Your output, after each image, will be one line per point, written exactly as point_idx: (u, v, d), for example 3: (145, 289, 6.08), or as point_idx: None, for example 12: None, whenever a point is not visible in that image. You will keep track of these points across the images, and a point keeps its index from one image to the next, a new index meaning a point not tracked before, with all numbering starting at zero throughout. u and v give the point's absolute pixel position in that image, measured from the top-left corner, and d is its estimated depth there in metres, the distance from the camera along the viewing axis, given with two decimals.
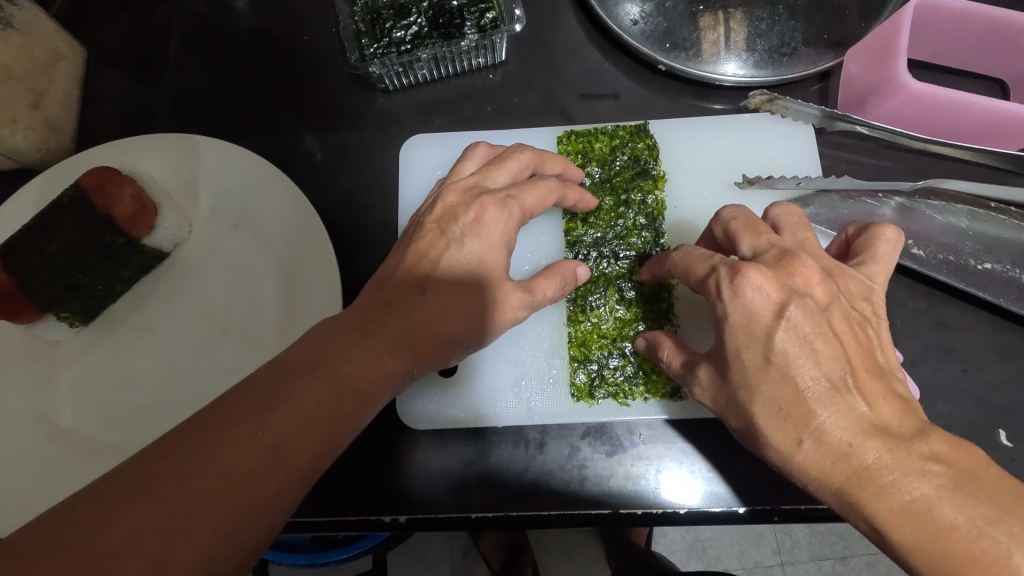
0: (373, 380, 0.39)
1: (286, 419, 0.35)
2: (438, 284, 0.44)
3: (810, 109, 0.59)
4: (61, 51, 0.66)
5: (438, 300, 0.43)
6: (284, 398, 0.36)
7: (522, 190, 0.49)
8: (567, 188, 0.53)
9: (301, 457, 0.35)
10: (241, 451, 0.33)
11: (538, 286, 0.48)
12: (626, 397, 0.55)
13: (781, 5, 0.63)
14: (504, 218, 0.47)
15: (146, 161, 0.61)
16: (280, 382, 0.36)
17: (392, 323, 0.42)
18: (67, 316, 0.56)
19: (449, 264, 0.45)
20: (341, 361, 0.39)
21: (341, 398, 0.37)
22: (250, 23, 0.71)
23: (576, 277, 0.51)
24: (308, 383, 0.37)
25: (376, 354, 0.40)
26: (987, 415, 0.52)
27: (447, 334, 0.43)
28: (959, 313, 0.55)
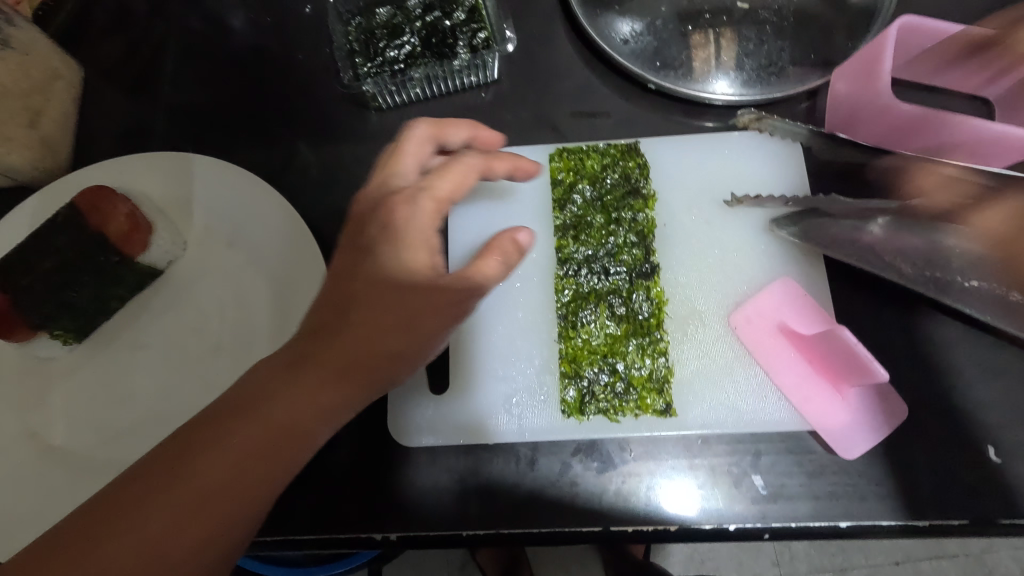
0: (306, 416, 0.42)
1: (213, 467, 0.40)
2: (368, 300, 0.43)
3: (796, 125, 0.61)
4: (58, 70, 0.67)
5: (370, 319, 0.43)
6: (213, 450, 0.40)
7: (435, 181, 0.47)
8: (492, 160, 0.51)
9: (222, 504, 0.40)
10: (174, 503, 0.39)
11: (476, 269, 0.46)
12: (617, 413, 0.55)
13: (770, 25, 0.64)
14: (415, 216, 0.45)
15: (138, 181, 0.62)
16: (209, 432, 0.41)
17: (324, 353, 0.43)
18: (61, 333, 0.57)
19: (382, 267, 0.44)
20: (270, 402, 0.42)
21: (268, 439, 0.41)
22: (247, 42, 0.72)
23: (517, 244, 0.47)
24: (236, 429, 0.41)
25: (308, 388, 0.42)
26: (975, 431, 0.53)
27: (380, 352, 0.43)
28: (948, 328, 0.56)
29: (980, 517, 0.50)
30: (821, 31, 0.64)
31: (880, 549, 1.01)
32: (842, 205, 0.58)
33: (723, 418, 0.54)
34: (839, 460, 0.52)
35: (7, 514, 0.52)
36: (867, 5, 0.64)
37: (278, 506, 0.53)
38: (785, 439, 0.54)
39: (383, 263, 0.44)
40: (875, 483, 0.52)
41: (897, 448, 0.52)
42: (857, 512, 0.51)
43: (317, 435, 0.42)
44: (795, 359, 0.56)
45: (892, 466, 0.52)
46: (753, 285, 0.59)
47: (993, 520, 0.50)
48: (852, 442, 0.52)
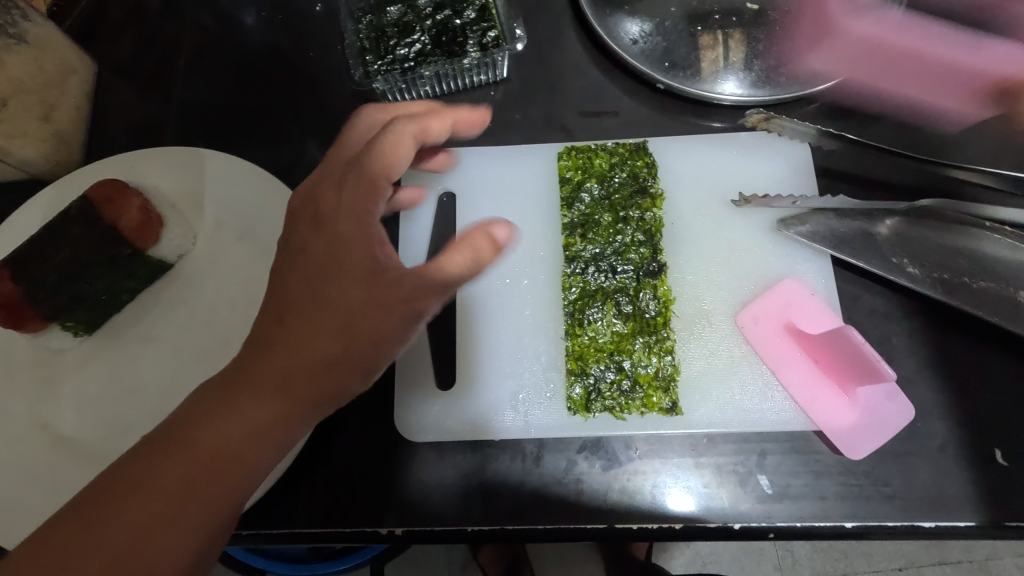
0: (246, 441, 0.41)
1: (145, 505, 0.39)
2: (301, 309, 0.42)
3: (804, 126, 0.60)
4: (73, 65, 0.68)
5: (308, 331, 0.42)
6: (146, 485, 0.39)
7: (369, 154, 0.43)
8: (428, 121, 0.46)
9: (165, 533, 0.39)
10: (103, 547, 0.38)
11: (438, 266, 0.42)
12: (623, 411, 0.55)
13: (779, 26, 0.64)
14: (346, 200, 0.43)
15: (149, 176, 0.62)
16: (140, 468, 0.40)
17: (260, 367, 0.42)
18: (72, 325, 0.57)
19: (314, 267, 0.43)
20: (206, 429, 0.41)
21: (205, 469, 0.40)
22: (258, 39, 0.73)
23: (491, 240, 0.43)
24: (172, 462, 0.40)
25: (249, 407, 0.41)
26: (983, 435, 0.52)
27: (322, 358, 0.42)
28: (956, 331, 0.56)
29: (987, 519, 0.50)
30: (830, 33, 0.64)
31: (884, 553, 1.01)
32: (850, 205, 0.59)
33: (728, 417, 0.54)
34: (845, 461, 0.52)
35: (16, 505, 0.52)
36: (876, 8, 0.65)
37: (285, 498, 0.53)
38: (790, 439, 0.54)
39: (321, 259, 0.43)
40: (880, 484, 0.52)
41: (903, 449, 0.52)
42: (863, 513, 0.51)
43: (263, 458, 0.42)
44: (804, 361, 0.56)
45: (899, 467, 0.52)
46: (760, 286, 0.59)
47: (1001, 523, 0.50)
48: (859, 443, 0.52)
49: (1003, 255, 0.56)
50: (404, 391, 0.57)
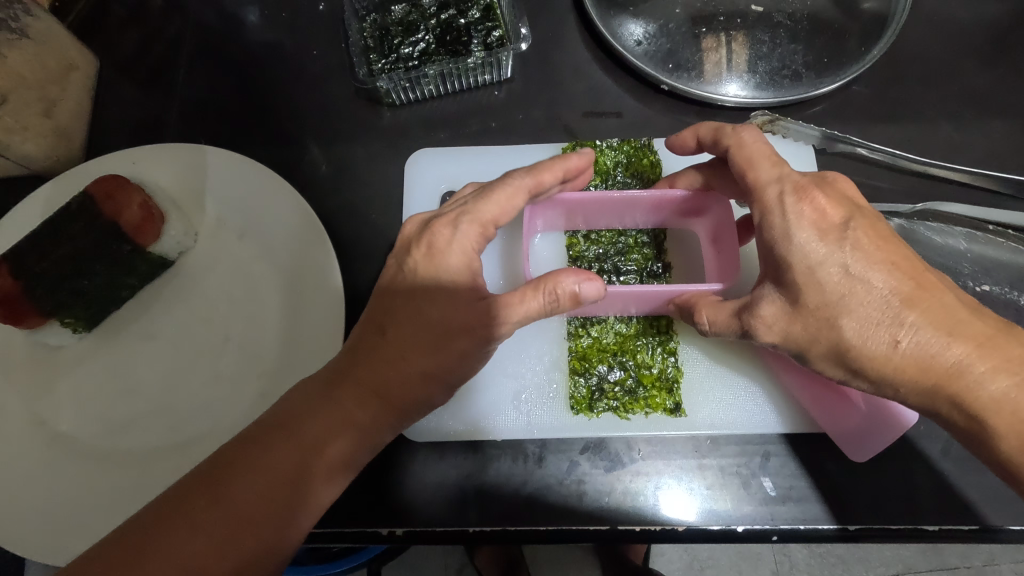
0: (342, 435, 0.43)
1: (250, 489, 0.40)
2: (402, 322, 0.44)
3: (809, 129, 0.61)
4: (74, 61, 0.67)
5: (406, 341, 0.44)
6: (252, 467, 0.41)
7: (479, 201, 0.46)
8: (541, 173, 0.47)
9: (263, 524, 0.40)
10: (207, 527, 0.38)
11: (516, 303, 0.44)
12: (627, 411, 0.54)
13: (784, 28, 0.64)
14: (458, 240, 0.45)
15: (161, 169, 0.62)
16: (240, 457, 0.41)
17: (359, 373, 0.44)
18: (71, 321, 0.56)
19: (416, 291, 0.44)
20: (306, 423, 0.43)
21: (300, 465, 0.41)
22: (261, 36, 0.72)
23: (575, 296, 0.44)
24: (273, 450, 0.41)
25: (346, 409, 0.43)
26: None
27: (418, 370, 0.43)
28: None
29: (977, 521, 0.51)
30: (836, 36, 0.64)
31: (880, 559, 1.00)
32: None
33: (733, 419, 0.54)
34: (835, 465, 0.53)
35: (9, 502, 0.52)
36: (879, 11, 0.65)
37: None
38: (791, 441, 0.54)
39: (418, 279, 0.45)
40: (873, 487, 0.52)
41: (897, 453, 0.53)
42: (859, 512, 0.51)
43: (355, 455, 0.44)
44: (805, 376, 0.53)
45: (896, 467, 0.53)
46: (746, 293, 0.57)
47: (999, 526, 0.51)
48: (863, 446, 0.52)
49: (1002, 259, 0.57)
50: None
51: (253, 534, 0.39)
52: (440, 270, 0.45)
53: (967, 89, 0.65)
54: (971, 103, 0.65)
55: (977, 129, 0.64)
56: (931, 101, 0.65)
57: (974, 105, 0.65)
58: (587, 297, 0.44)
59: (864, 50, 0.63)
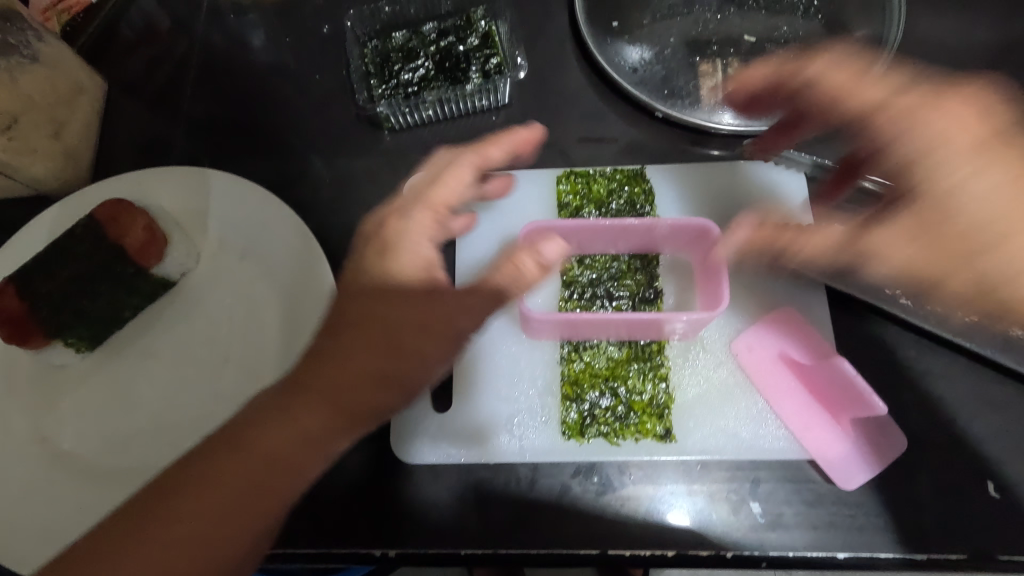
0: (298, 443, 0.45)
1: (207, 499, 0.43)
2: (352, 326, 0.47)
3: (800, 158, 0.62)
4: (84, 84, 0.69)
5: (356, 346, 0.46)
6: (213, 483, 0.44)
7: (432, 187, 0.52)
8: (484, 150, 0.54)
9: (223, 531, 0.43)
10: (173, 538, 0.43)
11: (486, 282, 0.50)
12: (617, 437, 0.54)
13: (778, 56, 0.65)
14: (413, 223, 0.51)
15: (163, 193, 0.63)
16: (196, 467, 0.44)
17: (312, 383, 0.46)
18: (75, 342, 0.57)
19: (366, 296, 0.47)
20: (263, 434, 0.45)
21: (255, 473, 0.44)
22: (265, 59, 0.74)
23: (545, 266, 0.51)
24: (226, 461, 0.44)
25: (298, 418, 0.45)
26: (978, 468, 0.52)
27: (368, 372, 0.46)
28: (951, 361, 0.55)
29: (983, 555, 0.49)
30: None
31: None
32: None
33: (721, 444, 0.54)
34: (836, 491, 0.52)
35: (12, 518, 0.53)
36: (872, 39, 0.66)
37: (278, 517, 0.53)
38: (784, 468, 0.53)
39: (370, 269, 0.49)
40: (873, 516, 0.51)
41: (902, 480, 0.52)
42: (852, 540, 0.50)
43: (314, 467, 0.45)
44: (797, 388, 0.55)
45: (891, 496, 0.51)
46: (754, 315, 0.58)
47: (995, 557, 0.49)
48: (855, 472, 0.52)
49: None
50: None
51: (215, 544, 0.43)
52: (391, 275, 0.48)
53: None
54: None
55: None
56: None
57: None
58: (554, 262, 0.51)
59: None
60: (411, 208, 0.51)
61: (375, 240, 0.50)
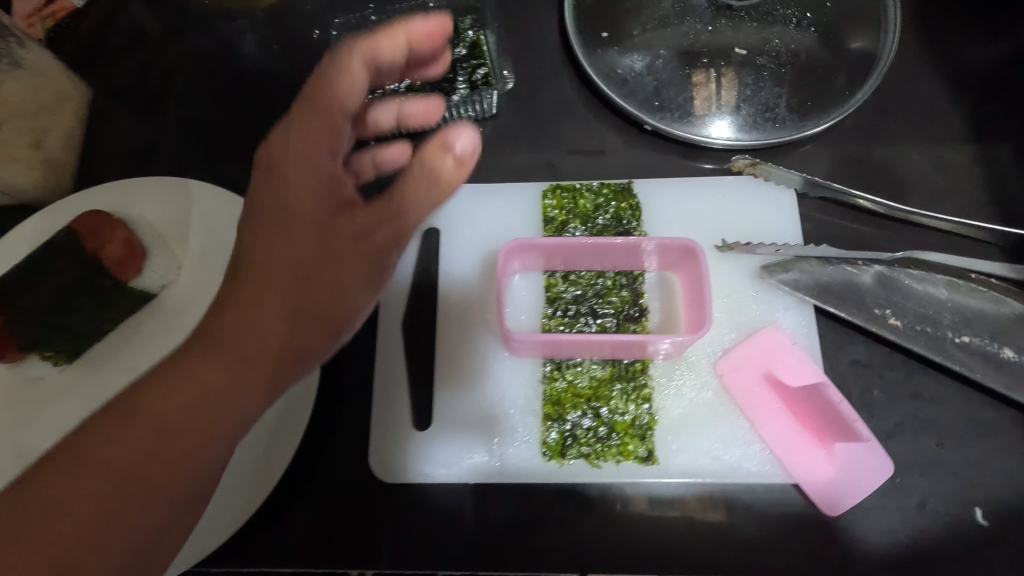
0: (204, 397, 0.40)
1: (99, 480, 0.38)
2: (259, 265, 0.42)
3: (790, 176, 0.61)
4: (67, 91, 0.68)
5: (268, 281, 0.41)
6: (92, 466, 0.38)
7: (319, 91, 0.43)
8: (374, 44, 0.45)
9: (129, 507, 0.38)
10: (61, 536, 0.36)
11: (405, 200, 0.42)
12: (598, 459, 0.53)
13: (769, 70, 0.64)
14: (304, 133, 0.43)
15: (145, 204, 0.63)
16: (79, 451, 0.38)
17: (216, 332, 0.41)
18: (52, 355, 0.57)
19: (267, 226, 0.42)
20: (152, 399, 0.39)
21: (151, 438, 0.39)
22: (252, 67, 0.73)
23: (456, 162, 0.41)
24: (114, 434, 0.38)
25: (197, 372, 0.40)
26: (964, 493, 0.51)
27: (284, 305, 0.41)
28: (938, 384, 0.55)
29: None
30: (822, 78, 0.64)
31: None
32: (833, 254, 0.58)
33: (704, 467, 0.53)
34: (821, 516, 0.51)
35: None
36: (866, 53, 0.65)
37: (255, 536, 0.52)
38: (768, 492, 0.52)
39: (268, 199, 0.43)
40: (859, 542, 0.50)
41: (889, 506, 0.51)
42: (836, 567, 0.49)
43: (224, 427, 0.40)
44: (782, 410, 0.54)
45: (877, 522, 0.51)
46: (741, 332, 0.57)
47: None
48: (839, 498, 0.51)
49: (985, 310, 0.55)
50: (378, 421, 0.56)
51: (119, 533, 0.37)
52: (283, 200, 0.42)
53: (956, 131, 0.64)
54: (962, 146, 0.64)
55: (966, 172, 0.63)
56: (919, 143, 0.64)
57: (965, 148, 0.64)
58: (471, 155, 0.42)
59: (850, 93, 0.63)
60: (289, 123, 0.44)
61: (262, 168, 0.44)
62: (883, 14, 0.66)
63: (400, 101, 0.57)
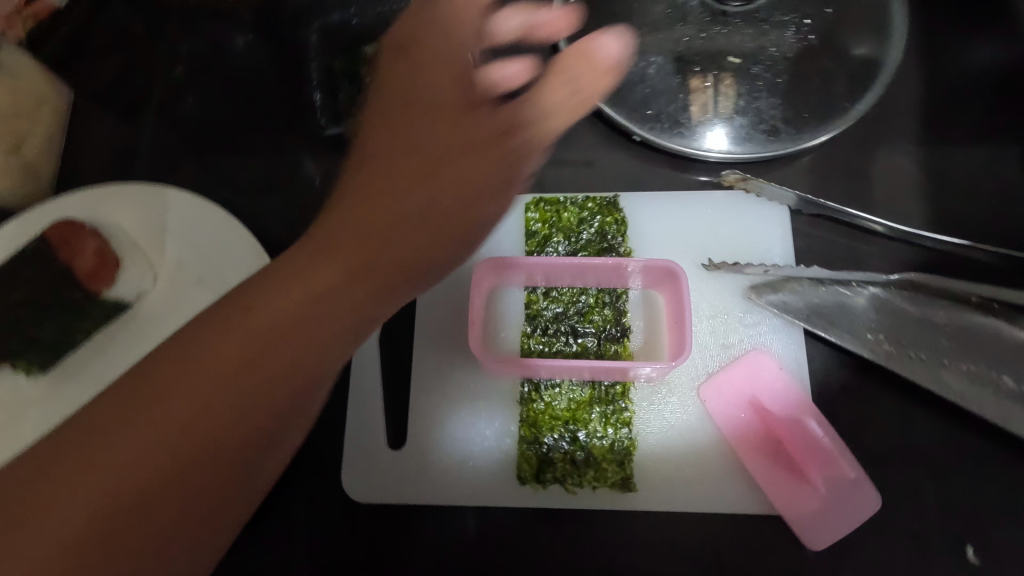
0: (315, 306, 0.36)
1: (202, 388, 0.34)
2: (385, 166, 0.39)
3: (784, 192, 0.58)
4: (46, 95, 0.67)
5: (396, 181, 0.38)
6: (185, 386, 0.34)
7: None
8: None
9: (231, 423, 0.34)
10: (155, 456, 0.33)
11: (537, 99, 0.40)
12: (574, 485, 0.51)
13: (763, 81, 0.61)
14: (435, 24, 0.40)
15: (119, 211, 0.61)
16: (177, 361, 0.34)
17: (335, 237, 0.37)
18: (25, 365, 0.56)
19: (396, 122, 0.40)
20: (266, 302, 0.36)
21: (257, 346, 0.35)
22: (234, 71, 0.72)
23: (601, 65, 0.39)
24: (220, 340, 0.35)
25: (316, 275, 0.37)
26: (953, 531, 0.49)
27: (412, 209, 0.38)
28: (931, 415, 0.52)
29: None
30: (820, 90, 0.61)
31: None
32: (825, 275, 0.55)
33: (684, 497, 0.51)
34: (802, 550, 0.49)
35: None
36: (868, 64, 0.61)
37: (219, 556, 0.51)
38: (748, 523, 0.50)
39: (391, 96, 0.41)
40: None
41: (879, 540, 0.49)
42: None
43: (335, 340, 0.37)
44: (767, 441, 0.52)
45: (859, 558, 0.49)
46: (727, 356, 0.55)
47: None
48: (822, 532, 0.49)
49: (985, 337, 0.53)
50: (350, 442, 0.54)
51: (219, 453, 0.34)
52: (418, 86, 0.40)
53: (964, 145, 0.61)
54: (970, 158, 0.61)
55: (975, 189, 0.59)
56: (923, 158, 0.61)
57: (974, 162, 0.60)
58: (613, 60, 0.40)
59: (848, 105, 0.60)
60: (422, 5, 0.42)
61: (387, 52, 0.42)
62: (887, 20, 0.63)
63: (530, 9, 0.42)
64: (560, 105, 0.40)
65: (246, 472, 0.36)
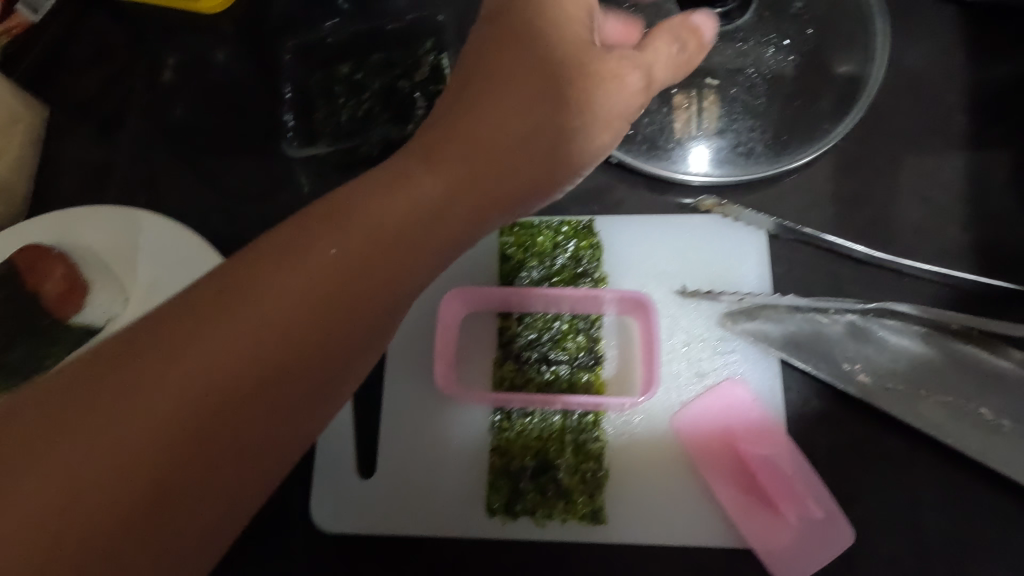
0: (421, 221, 0.36)
1: (295, 289, 0.32)
2: (496, 91, 0.38)
3: (761, 219, 0.58)
4: (20, 114, 0.67)
5: (508, 104, 0.38)
6: (276, 288, 0.32)
7: None
8: None
9: (313, 338, 0.32)
10: (232, 360, 0.30)
11: (650, 52, 0.43)
12: (544, 517, 0.51)
13: (741, 102, 0.61)
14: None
15: (89, 233, 0.60)
16: (272, 260, 0.33)
17: (447, 151, 0.37)
18: None
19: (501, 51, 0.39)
20: (372, 209, 0.35)
21: (356, 254, 0.34)
22: (209, 87, 0.71)
23: (698, 41, 0.45)
24: (320, 243, 0.33)
25: (421, 187, 0.36)
26: (928, 566, 0.48)
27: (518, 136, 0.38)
28: (910, 446, 0.51)
29: None
30: (799, 111, 0.60)
31: None
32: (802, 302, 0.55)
33: (653, 531, 0.51)
34: None
35: None
36: (850, 85, 0.60)
37: None
38: (720, 555, 0.50)
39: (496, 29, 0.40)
40: None
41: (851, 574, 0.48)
42: None
43: (426, 263, 0.36)
44: (737, 474, 0.51)
45: None
46: (700, 385, 0.54)
47: None
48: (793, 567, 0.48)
49: (963, 367, 0.52)
50: (320, 470, 0.54)
51: (302, 368, 0.32)
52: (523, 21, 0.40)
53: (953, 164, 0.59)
54: (961, 176, 0.59)
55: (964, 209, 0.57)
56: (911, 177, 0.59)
57: (964, 180, 0.59)
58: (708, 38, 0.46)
59: (828, 127, 0.59)
60: None
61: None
62: (871, 37, 0.61)
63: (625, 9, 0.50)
64: (667, 65, 0.44)
65: (331, 391, 0.34)
